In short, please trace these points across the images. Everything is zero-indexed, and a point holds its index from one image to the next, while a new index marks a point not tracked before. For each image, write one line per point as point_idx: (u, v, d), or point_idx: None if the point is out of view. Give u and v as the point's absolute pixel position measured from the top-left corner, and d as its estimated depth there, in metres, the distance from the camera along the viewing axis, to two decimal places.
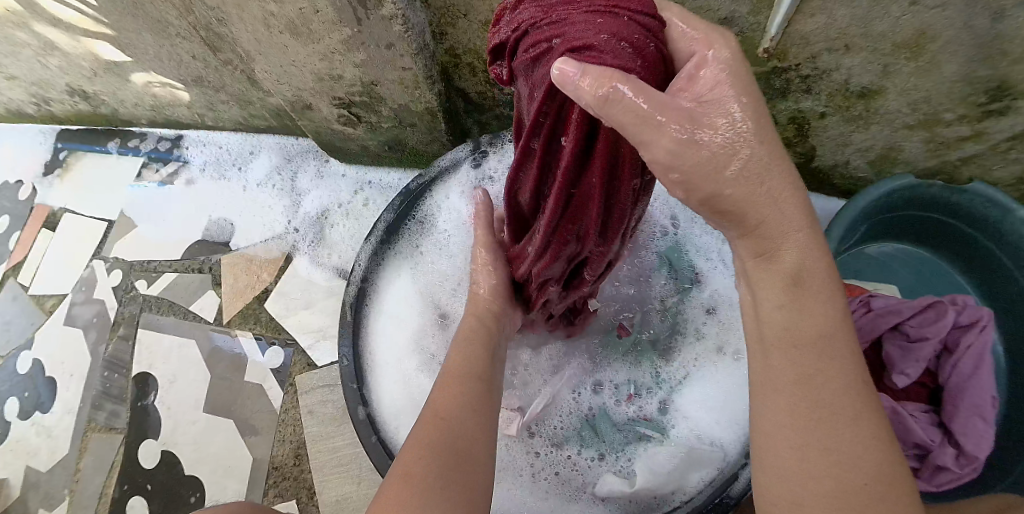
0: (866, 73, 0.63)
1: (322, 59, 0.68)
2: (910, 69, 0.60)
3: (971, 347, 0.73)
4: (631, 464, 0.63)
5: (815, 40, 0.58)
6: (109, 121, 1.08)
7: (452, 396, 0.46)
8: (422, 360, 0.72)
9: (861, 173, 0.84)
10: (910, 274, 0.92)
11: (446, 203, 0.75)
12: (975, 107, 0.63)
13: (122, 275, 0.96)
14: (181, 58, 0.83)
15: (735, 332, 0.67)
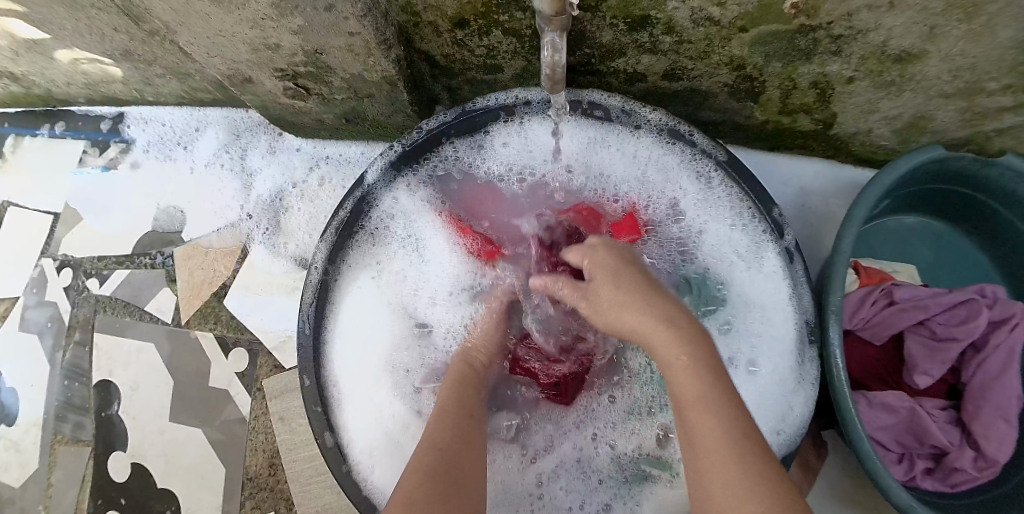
0: (909, 34, 0.51)
1: (252, 27, 0.56)
2: (961, 32, 0.49)
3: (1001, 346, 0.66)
4: (639, 505, 0.58)
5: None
6: (45, 101, 0.96)
7: (447, 421, 0.45)
8: (396, 385, 0.66)
9: (885, 141, 0.73)
10: (928, 251, 0.81)
11: (412, 197, 0.70)
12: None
13: (73, 274, 0.89)
14: (102, 32, 0.71)
15: (760, 344, 0.64)
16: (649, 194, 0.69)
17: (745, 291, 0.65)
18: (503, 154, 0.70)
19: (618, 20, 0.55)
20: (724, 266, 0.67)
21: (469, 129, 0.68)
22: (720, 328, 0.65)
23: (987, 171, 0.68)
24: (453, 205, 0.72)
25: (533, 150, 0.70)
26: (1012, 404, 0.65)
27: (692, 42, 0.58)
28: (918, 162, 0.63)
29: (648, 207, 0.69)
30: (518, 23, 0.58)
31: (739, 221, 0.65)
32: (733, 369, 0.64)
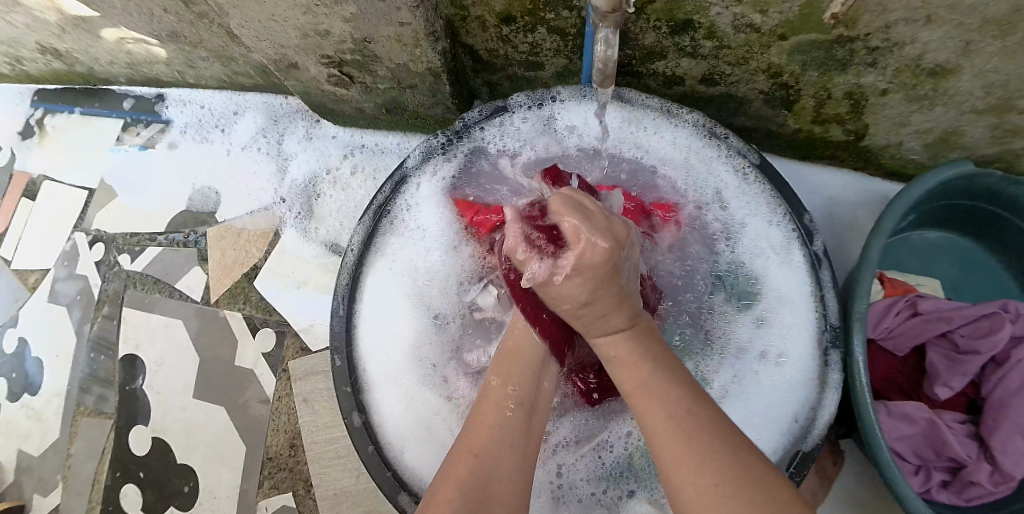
0: (944, 49, 0.52)
1: (305, 12, 0.58)
2: (996, 48, 0.50)
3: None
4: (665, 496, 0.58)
5: (894, 7, 0.47)
6: (87, 80, 0.98)
7: (493, 414, 0.41)
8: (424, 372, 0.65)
9: (914, 155, 0.74)
10: (951, 267, 0.82)
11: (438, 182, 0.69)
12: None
13: (104, 249, 0.90)
14: (152, 12, 0.73)
15: (788, 340, 0.63)
16: (687, 185, 0.69)
17: (770, 283, 0.65)
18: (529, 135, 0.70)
19: (662, 22, 0.57)
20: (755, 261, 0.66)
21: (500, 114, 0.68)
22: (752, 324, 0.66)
23: (1013, 190, 0.69)
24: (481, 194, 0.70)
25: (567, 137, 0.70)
26: None
27: (732, 48, 0.60)
28: (946, 177, 0.64)
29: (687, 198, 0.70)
30: (565, 21, 0.59)
31: (772, 216, 0.64)
32: (762, 362, 0.64)
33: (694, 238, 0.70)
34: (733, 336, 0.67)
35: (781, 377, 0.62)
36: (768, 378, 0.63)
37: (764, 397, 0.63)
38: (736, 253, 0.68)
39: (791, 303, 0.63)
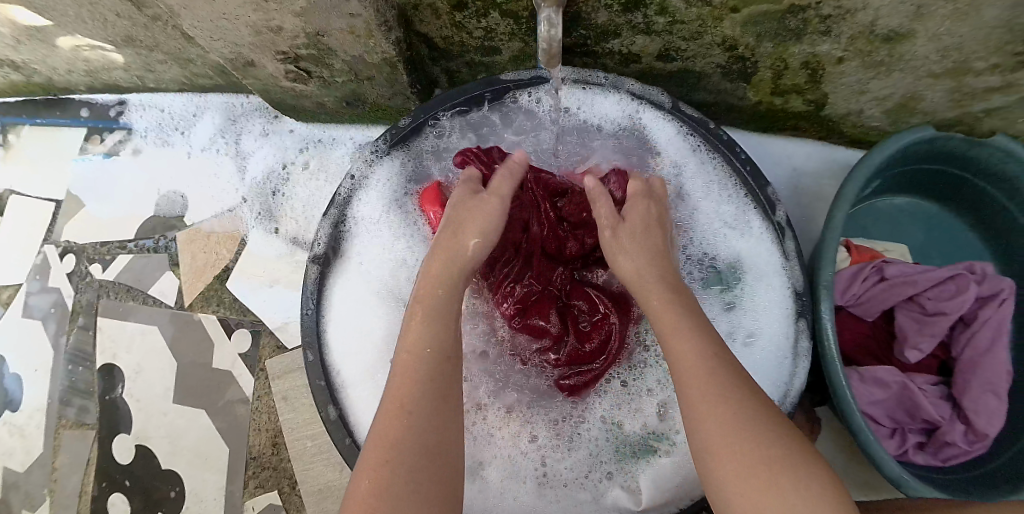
0: (896, 14, 0.52)
1: (255, 10, 0.58)
2: (947, 12, 0.50)
3: (990, 320, 0.68)
4: (637, 480, 0.57)
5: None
6: (47, 89, 0.97)
7: (399, 429, 0.37)
8: (393, 366, 0.63)
9: (876, 121, 0.75)
10: (920, 231, 0.83)
11: (393, 179, 0.69)
12: (1009, 56, 0.55)
13: (76, 260, 0.90)
14: (104, 17, 0.72)
15: (764, 317, 0.62)
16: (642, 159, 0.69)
17: (745, 259, 0.64)
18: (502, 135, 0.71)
19: (612, 1, 0.57)
20: (725, 238, 0.65)
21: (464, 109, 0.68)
22: (723, 304, 0.64)
23: (975, 151, 0.70)
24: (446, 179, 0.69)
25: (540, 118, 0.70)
26: (1000, 379, 0.67)
27: (685, 23, 0.60)
28: (906, 142, 0.64)
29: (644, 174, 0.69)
30: (516, 5, 0.59)
31: (725, 186, 0.65)
32: (732, 342, 0.63)
33: (655, 218, 0.68)
34: (702, 315, 0.65)
35: (754, 356, 0.61)
36: (739, 358, 0.62)
37: None
38: (707, 233, 0.66)
39: (761, 277, 0.63)
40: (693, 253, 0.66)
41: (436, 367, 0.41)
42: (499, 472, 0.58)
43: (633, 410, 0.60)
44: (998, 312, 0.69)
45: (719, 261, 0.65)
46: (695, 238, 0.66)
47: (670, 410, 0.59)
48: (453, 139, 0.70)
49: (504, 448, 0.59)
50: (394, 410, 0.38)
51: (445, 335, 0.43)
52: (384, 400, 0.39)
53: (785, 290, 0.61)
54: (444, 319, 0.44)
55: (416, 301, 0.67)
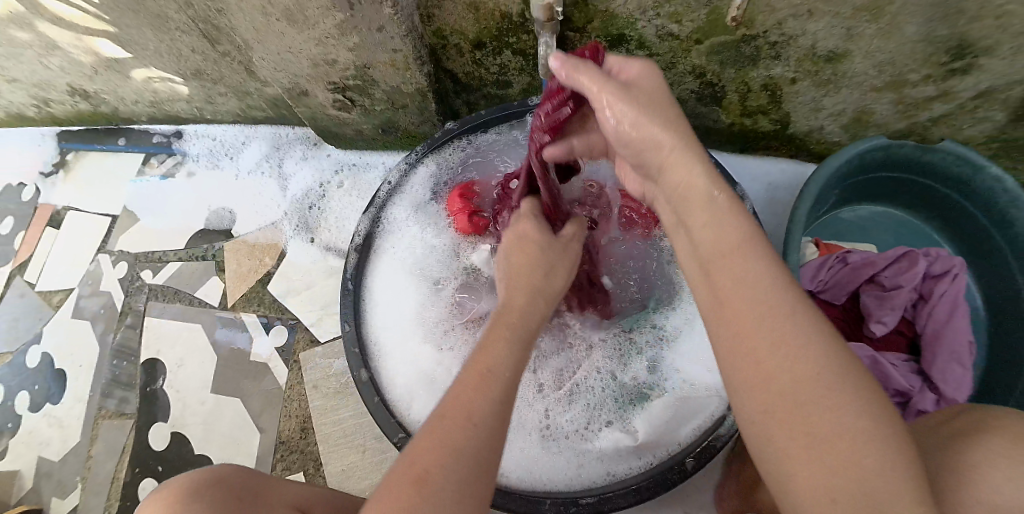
0: (831, 37, 0.68)
1: (317, 44, 0.72)
2: (874, 31, 0.65)
3: (945, 294, 0.77)
4: (631, 422, 0.67)
5: (779, 6, 0.63)
6: (110, 120, 1.11)
7: (465, 409, 0.37)
8: (425, 332, 0.75)
9: (836, 137, 0.89)
10: (889, 234, 0.96)
11: (424, 181, 0.81)
12: (938, 67, 0.69)
13: (128, 267, 0.99)
14: (181, 52, 0.87)
15: None
16: None
17: None
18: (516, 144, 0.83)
19: (601, 38, 0.73)
20: None
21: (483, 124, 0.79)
22: None
23: (927, 157, 0.82)
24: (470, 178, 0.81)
25: None
26: (962, 348, 0.75)
27: (659, 55, 0.75)
28: (859, 151, 0.78)
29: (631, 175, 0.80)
30: (525, 43, 0.75)
31: None
32: None
33: None
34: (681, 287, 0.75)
35: None
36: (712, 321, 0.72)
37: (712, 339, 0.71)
38: None
39: None
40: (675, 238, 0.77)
41: (499, 399, 0.38)
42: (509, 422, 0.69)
43: (626, 366, 0.72)
44: (953, 286, 0.78)
45: None
46: None
47: (657, 362, 0.71)
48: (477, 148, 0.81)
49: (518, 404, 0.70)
50: (438, 436, 0.35)
51: (511, 372, 0.40)
52: (429, 421, 0.37)
53: None
54: (509, 356, 0.41)
55: (448, 280, 0.78)
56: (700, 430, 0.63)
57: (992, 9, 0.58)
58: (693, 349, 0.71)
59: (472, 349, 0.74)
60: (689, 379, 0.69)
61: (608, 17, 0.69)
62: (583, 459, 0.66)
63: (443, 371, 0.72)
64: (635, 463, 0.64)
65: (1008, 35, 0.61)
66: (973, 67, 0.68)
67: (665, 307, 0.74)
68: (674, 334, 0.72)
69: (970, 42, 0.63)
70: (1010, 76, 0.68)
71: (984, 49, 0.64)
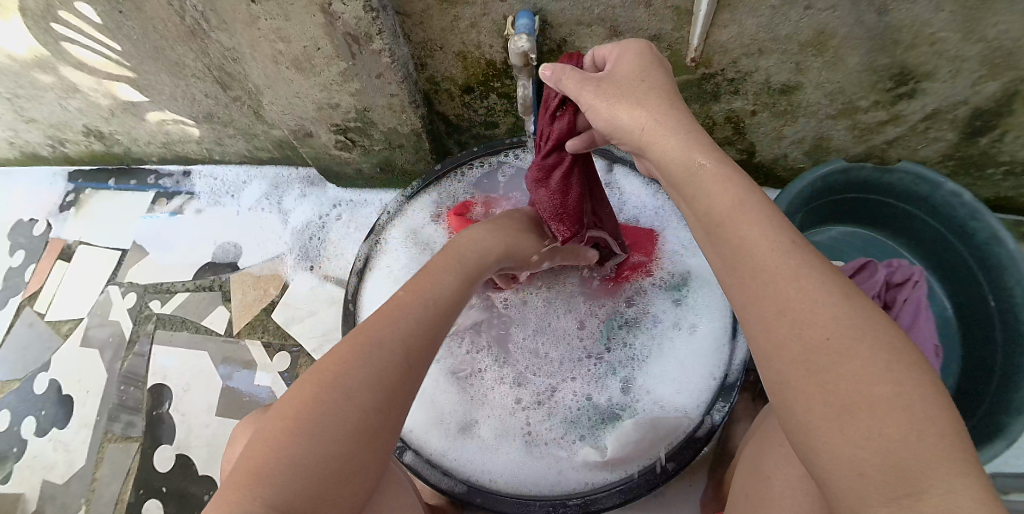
0: (783, 71, 0.78)
1: (322, 90, 0.81)
2: (820, 64, 0.75)
3: (908, 300, 0.84)
4: (604, 438, 0.72)
5: (732, 47, 0.74)
6: (121, 159, 1.19)
7: (355, 354, 0.43)
8: None
9: (800, 163, 0.99)
10: (860, 252, 1.07)
11: (420, 214, 0.91)
12: (885, 93, 0.78)
13: (137, 298, 1.04)
14: (195, 96, 0.95)
15: (703, 315, 0.78)
16: (618, 204, 0.87)
17: (694, 271, 0.81)
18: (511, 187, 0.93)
19: None
20: (681, 254, 0.83)
21: (483, 164, 0.92)
22: (674, 302, 0.80)
23: (888, 178, 0.91)
24: (463, 200, 0.92)
25: None
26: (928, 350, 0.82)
27: None
28: (822, 173, 0.88)
29: (620, 211, 0.87)
30: (508, 87, 0.85)
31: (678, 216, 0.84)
32: (678, 331, 0.78)
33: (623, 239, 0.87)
34: (658, 311, 0.80)
35: (696, 342, 0.77)
36: (683, 343, 0.77)
37: (683, 360, 0.76)
38: (667, 250, 0.83)
39: (704, 286, 0.80)
40: (657, 267, 0.83)
41: (418, 330, 0.48)
42: (492, 430, 0.75)
43: (602, 385, 0.77)
44: (914, 293, 0.85)
45: (676, 273, 0.82)
46: (659, 254, 0.83)
47: (629, 384, 0.76)
48: (472, 183, 0.92)
49: (501, 418, 0.76)
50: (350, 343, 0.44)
51: (444, 300, 0.53)
52: (357, 339, 0.45)
53: (723, 296, 0.78)
54: (451, 285, 0.56)
55: None
56: (669, 446, 0.69)
57: (925, 37, 0.67)
58: (662, 370, 0.76)
59: (460, 361, 0.80)
60: (658, 401, 0.74)
61: None
62: (558, 470, 0.71)
63: (432, 384, 0.78)
64: (607, 475, 0.69)
65: (944, 60, 0.70)
66: (917, 92, 0.76)
67: (644, 330, 0.80)
68: (644, 354, 0.78)
69: (909, 69, 0.73)
70: (954, 97, 0.76)
71: (924, 75, 0.73)
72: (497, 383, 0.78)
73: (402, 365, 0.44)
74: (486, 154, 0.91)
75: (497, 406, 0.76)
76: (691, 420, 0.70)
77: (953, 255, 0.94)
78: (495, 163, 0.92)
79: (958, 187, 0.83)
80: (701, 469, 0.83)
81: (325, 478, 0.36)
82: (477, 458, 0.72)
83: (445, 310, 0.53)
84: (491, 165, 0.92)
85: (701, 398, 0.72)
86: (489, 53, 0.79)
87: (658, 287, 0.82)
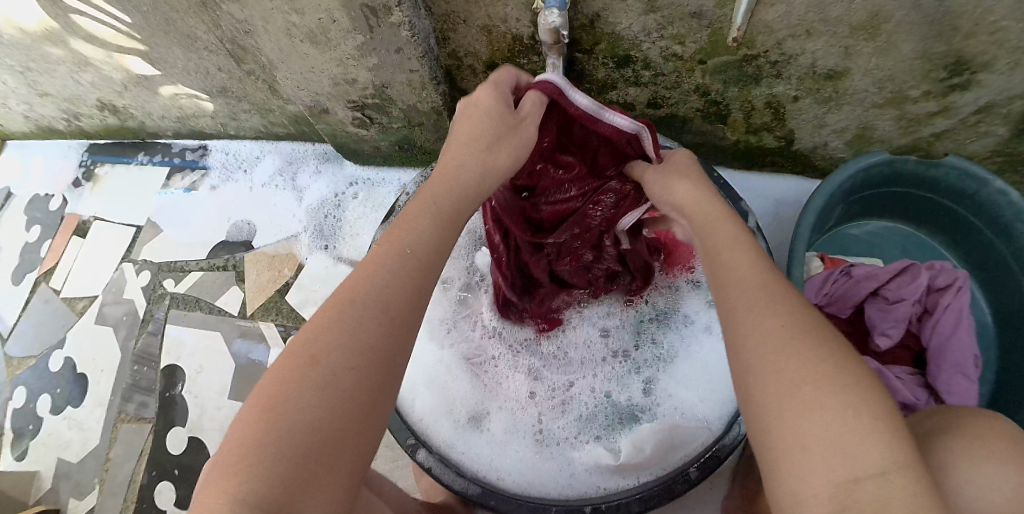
0: (829, 56, 0.70)
1: (338, 64, 0.77)
2: (870, 49, 0.68)
3: (950, 308, 0.77)
4: (618, 440, 0.69)
5: (777, 27, 0.66)
6: (136, 134, 1.16)
7: (331, 336, 0.35)
8: (430, 330, 0.78)
9: (839, 154, 0.92)
10: (896, 250, 0.99)
11: None
12: (937, 83, 0.71)
13: (151, 276, 1.03)
14: (208, 71, 0.91)
15: (737, 320, 0.74)
16: None
17: None
18: None
19: (608, 59, 0.78)
20: None
21: None
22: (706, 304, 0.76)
23: (933, 173, 0.84)
24: None
25: None
26: (968, 362, 0.76)
27: (665, 74, 0.79)
28: (865, 164, 0.81)
29: None
30: (535, 64, 0.80)
31: None
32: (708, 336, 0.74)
33: None
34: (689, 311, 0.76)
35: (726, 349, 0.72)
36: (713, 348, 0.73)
37: (711, 366, 0.72)
38: None
39: None
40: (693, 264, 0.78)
41: (399, 279, 0.38)
42: (504, 423, 0.72)
43: (622, 385, 0.73)
44: (957, 300, 0.78)
45: None
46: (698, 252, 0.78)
47: (651, 386, 0.73)
48: None
49: (513, 410, 0.73)
50: (324, 318, 0.36)
51: (423, 248, 0.40)
52: (324, 307, 0.37)
53: None
54: (429, 230, 0.41)
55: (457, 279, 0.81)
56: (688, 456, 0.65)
57: (985, 26, 0.59)
58: (688, 374, 0.72)
59: (474, 347, 0.77)
60: (679, 406, 0.70)
61: (614, 39, 0.74)
62: (568, 469, 0.68)
63: (442, 372, 0.75)
64: (617, 480, 0.66)
65: (1005, 51, 0.62)
66: (972, 83, 0.69)
67: (674, 331, 0.75)
68: (669, 354, 0.74)
69: (966, 58, 0.65)
70: (1012, 90, 0.68)
71: (981, 66, 0.66)
72: (512, 373, 0.75)
73: (376, 321, 0.36)
74: None
75: (511, 397, 0.73)
76: (714, 431, 0.66)
77: (1001, 259, 0.87)
78: None
79: (1007, 186, 0.77)
80: (723, 476, 0.78)
81: (302, 477, 0.30)
82: (486, 451, 0.70)
83: (438, 248, 0.41)
84: None
85: (728, 408, 0.68)
86: (516, 27, 0.73)
87: (691, 286, 0.77)
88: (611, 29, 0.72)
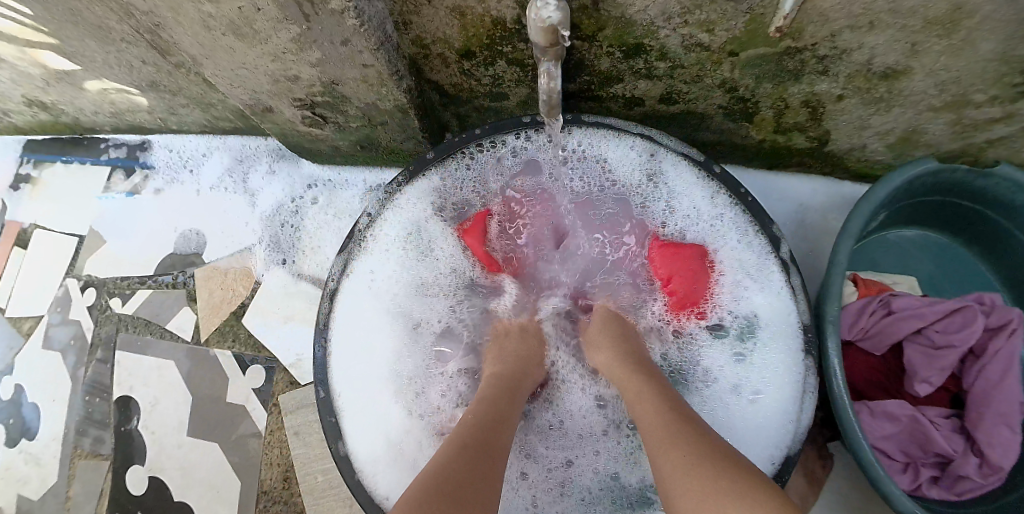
0: (891, 51, 0.55)
1: (274, 60, 0.62)
2: (942, 47, 0.52)
3: (1000, 351, 0.66)
4: None
5: (834, 16, 0.50)
6: (73, 130, 1.01)
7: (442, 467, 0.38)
8: (399, 386, 0.70)
9: (877, 157, 0.76)
10: (931, 262, 0.83)
11: (405, 206, 0.73)
12: (1008, 88, 0.56)
13: (97, 294, 0.93)
14: (132, 64, 0.76)
15: (768, 377, 0.65)
16: (662, 216, 0.72)
17: (761, 314, 0.66)
18: (533, 179, 0.75)
19: (615, 47, 0.61)
20: (744, 290, 0.67)
21: (493, 153, 0.74)
22: (733, 358, 0.67)
23: (979, 182, 0.70)
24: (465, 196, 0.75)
25: (570, 166, 0.75)
26: (1013, 409, 0.65)
27: (686, 67, 0.64)
28: (911, 175, 0.63)
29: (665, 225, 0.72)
30: (520, 53, 0.64)
31: (747, 238, 0.67)
32: (737, 397, 0.66)
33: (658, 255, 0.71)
34: (713, 366, 0.68)
35: (758, 413, 0.64)
36: (742, 410, 0.65)
37: (740, 434, 0.63)
38: (726, 285, 0.68)
39: (778, 335, 0.65)
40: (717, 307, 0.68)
41: (480, 430, 0.45)
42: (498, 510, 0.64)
43: (630, 464, 0.65)
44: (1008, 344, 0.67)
45: (738, 318, 0.67)
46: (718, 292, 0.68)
47: None
48: (481, 176, 0.75)
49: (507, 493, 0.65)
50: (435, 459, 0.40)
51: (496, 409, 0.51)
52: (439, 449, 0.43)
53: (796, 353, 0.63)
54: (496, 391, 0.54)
55: (432, 324, 0.73)
56: None
57: None
58: None
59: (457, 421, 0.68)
60: None
61: (625, 24, 0.56)
62: None
63: (413, 440, 0.67)
64: None
65: None
66: None
67: (694, 392, 0.67)
68: None
69: None
70: None
71: None
72: None
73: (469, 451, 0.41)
74: (495, 136, 0.72)
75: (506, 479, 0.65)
76: None
77: None
78: (505, 146, 0.73)
79: None
80: None
81: None
82: None
83: (502, 408, 0.51)
84: (500, 153, 0.74)
85: None
86: (496, 9, 0.56)
87: (713, 336, 0.68)
88: (620, 13, 0.54)
